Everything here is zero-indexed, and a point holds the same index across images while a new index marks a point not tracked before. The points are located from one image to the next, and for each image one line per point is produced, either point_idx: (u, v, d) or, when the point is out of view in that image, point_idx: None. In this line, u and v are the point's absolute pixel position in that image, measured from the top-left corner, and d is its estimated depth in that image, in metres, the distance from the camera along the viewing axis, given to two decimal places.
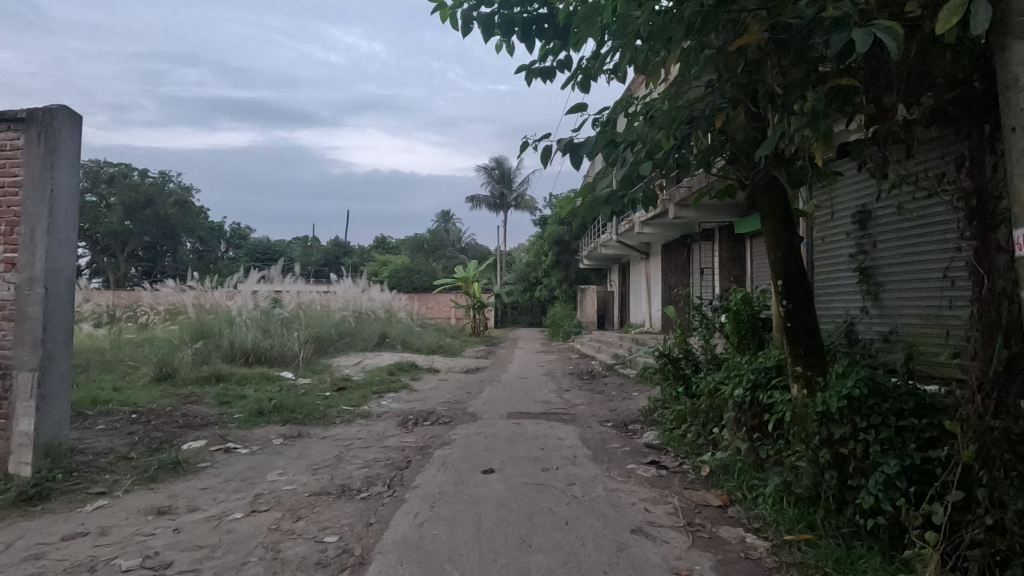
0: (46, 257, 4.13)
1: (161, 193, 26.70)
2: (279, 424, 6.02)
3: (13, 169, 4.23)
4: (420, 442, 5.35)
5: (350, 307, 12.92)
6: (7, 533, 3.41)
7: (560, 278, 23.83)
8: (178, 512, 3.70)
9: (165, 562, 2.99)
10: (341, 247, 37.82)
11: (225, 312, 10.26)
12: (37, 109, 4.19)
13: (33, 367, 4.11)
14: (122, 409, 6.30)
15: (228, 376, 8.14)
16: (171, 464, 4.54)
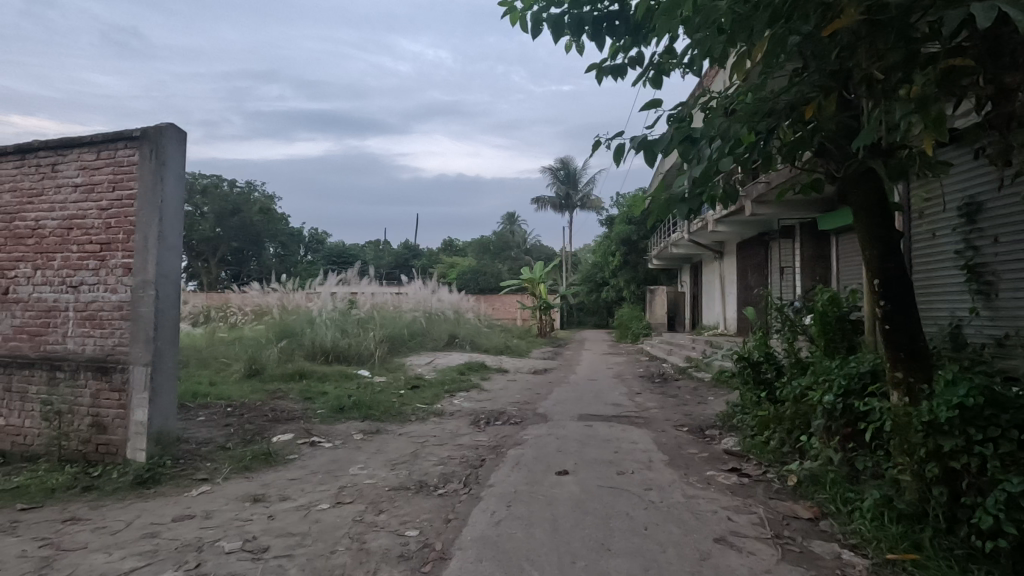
0: (157, 261, 4.53)
1: (247, 202, 28.62)
2: (358, 420, 6.29)
3: (129, 183, 4.67)
4: (493, 441, 5.42)
5: (421, 308, 13.30)
6: (127, 512, 3.76)
7: (628, 279, 23.38)
8: (271, 500, 3.95)
9: (262, 547, 3.20)
10: (410, 250, 38.91)
11: (307, 312, 10.84)
12: (149, 127, 4.60)
13: (146, 362, 4.51)
14: (219, 402, 6.80)
15: (310, 373, 8.60)
16: (264, 455, 4.85)
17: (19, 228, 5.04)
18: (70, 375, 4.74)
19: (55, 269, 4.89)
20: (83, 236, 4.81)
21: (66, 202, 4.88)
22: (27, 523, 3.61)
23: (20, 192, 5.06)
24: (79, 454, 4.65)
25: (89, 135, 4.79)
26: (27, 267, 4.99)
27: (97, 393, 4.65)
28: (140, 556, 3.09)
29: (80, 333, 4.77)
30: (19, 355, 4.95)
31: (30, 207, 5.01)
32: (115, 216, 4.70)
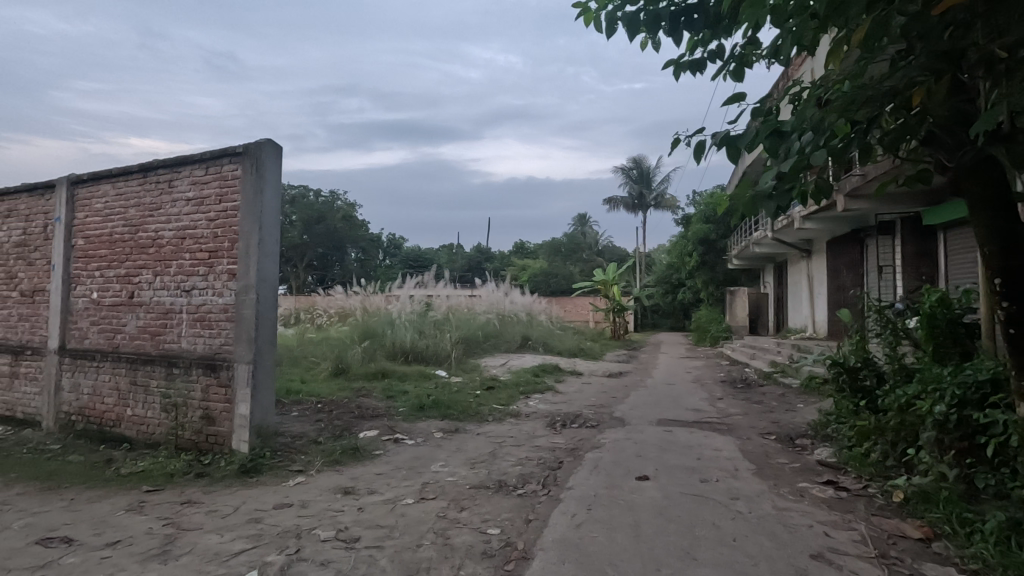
0: (257, 267, 4.90)
1: (331, 210, 30.35)
2: (438, 418, 6.47)
3: (233, 195, 5.09)
4: (570, 444, 5.40)
5: (494, 310, 13.49)
6: (235, 498, 4.09)
7: (705, 279, 22.49)
8: (360, 493, 4.16)
9: (354, 537, 3.37)
10: (482, 253, 39.59)
11: (387, 314, 11.32)
12: (250, 144, 4.99)
13: (249, 360, 4.88)
14: (310, 399, 7.24)
15: (391, 373, 8.97)
16: (352, 450, 5.10)
17: (142, 239, 5.62)
18: (184, 371, 5.22)
19: (172, 275, 5.40)
20: (194, 245, 5.29)
21: (180, 214, 5.39)
22: (152, 503, 4.01)
23: (142, 206, 5.64)
24: (192, 443, 5.11)
25: (199, 153, 5.26)
26: (149, 274, 5.55)
27: (207, 388, 5.09)
28: (247, 539, 3.35)
29: (192, 333, 5.24)
30: (143, 353, 5.51)
31: (151, 220, 5.57)
32: (222, 227, 5.13)
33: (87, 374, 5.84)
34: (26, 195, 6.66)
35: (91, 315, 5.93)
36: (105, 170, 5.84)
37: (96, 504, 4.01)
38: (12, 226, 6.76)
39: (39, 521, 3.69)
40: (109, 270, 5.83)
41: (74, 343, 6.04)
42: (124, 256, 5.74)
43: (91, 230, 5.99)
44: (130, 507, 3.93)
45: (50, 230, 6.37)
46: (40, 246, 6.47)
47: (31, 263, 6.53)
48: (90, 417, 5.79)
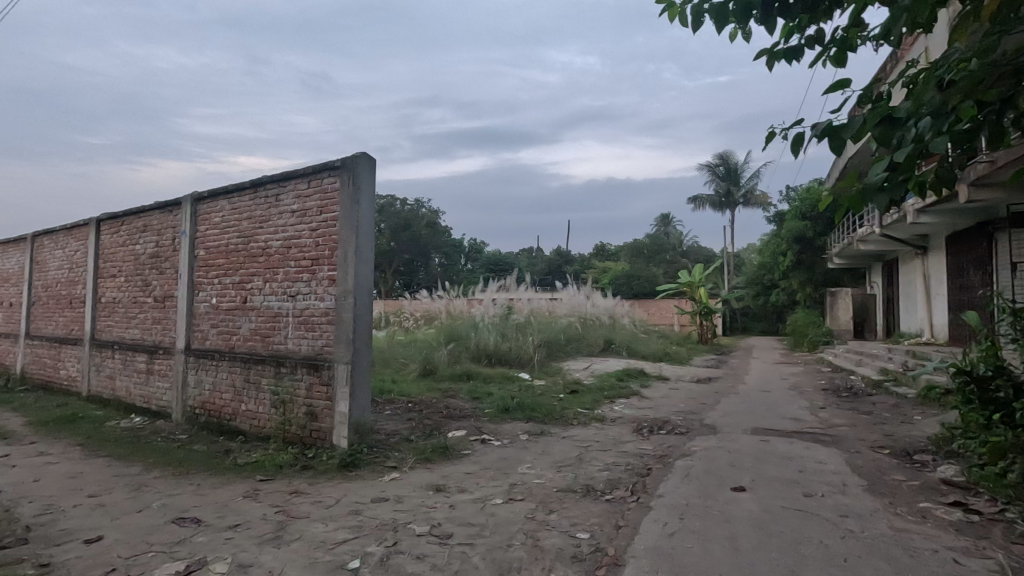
0: (354, 273, 5.20)
1: (416, 217, 31.60)
2: (523, 421, 6.54)
3: (332, 206, 5.44)
4: (659, 450, 5.26)
5: (576, 313, 13.42)
6: (336, 490, 4.36)
7: (802, 280, 21.05)
8: (451, 491, 4.29)
9: (447, 533, 3.48)
10: (562, 256, 39.53)
11: (471, 318, 11.60)
12: (347, 157, 5.31)
13: (347, 361, 5.20)
14: (401, 398, 7.58)
15: (476, 375, 9.18)
16: (442, 448, 5.28)
17: (253, 249, 6.15)
18: (290, 370, 5.63)
19: (279, 281, 5.86)
20: (299, 254, 5.71)
21: (286, 226, 5.83)
22: (265, 491, 4.38)
23: (254, 219, 6.17)
24: (297, 437, 5.51)
25: (301, 168, 5.67)
26: (259, 281, 6.05)
27: (310, 386, 5.46)
28: (349, 529, 3.56)
29: (298, 335, 5.66)
30: (255, 353, 6.02)
31: (261, 231, 6.08)
32: (323, 236, 5.50)
33: (208, 371, 6.46)
34: (158, 213, 7.50)
35: (212, 318, 6.56)
36: (222, 187, 6.45)
37: (219, 490, 4.43)
38: (147, 240, 7.64)
39: (172, 502, 4.12)
40: (226, 277, 6.43)
41: (198, 344, 6.71)
42: (238, 265, 6.30)
43: (211, 242, 6.63)
44: (247, 494, 4.30)
45: (177, 242, 7.13)
46: (170, 257, 7.25)
47: (162, 272, 7.35)
48: (210, 411, 6.40)
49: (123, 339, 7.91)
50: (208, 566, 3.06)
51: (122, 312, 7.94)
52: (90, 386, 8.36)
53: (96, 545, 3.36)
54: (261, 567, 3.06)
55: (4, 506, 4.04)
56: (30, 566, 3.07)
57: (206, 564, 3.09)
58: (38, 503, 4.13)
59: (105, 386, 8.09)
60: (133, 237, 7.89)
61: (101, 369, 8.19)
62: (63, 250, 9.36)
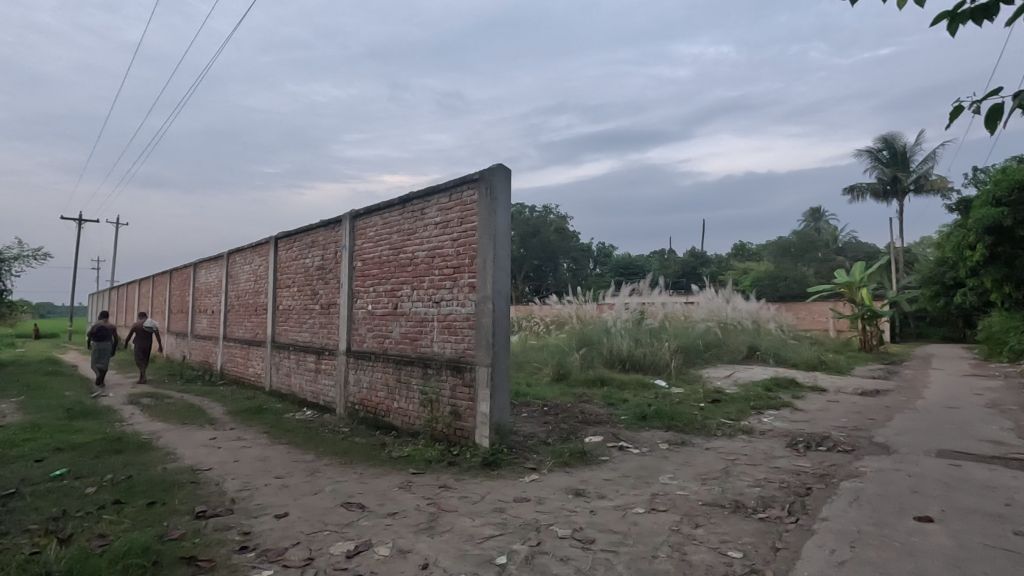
0: (492, 280, 5.42)
1: (544, 223, 32.15)
2: (662, 430, 6.31)
3: (472, 218, 5.74)
4: (819, 469, 4.76)
5: (714, 317, 12.68)
6: (480, 488, 4.57)
7: (998, 277, 17.74)
8: (590, 496, 4.27)
9: (589, 538, 3.47)
10: (696, 257, 37.62)
11: (603, 323, 11.50)
12: (485, 170, 5.56)
13: (488, 363, 5.42)
14: (537, 402, 7.72)
15: (610, 381, 9.05)
16: (580, 453, 5.28)
17: (402, 259, 6.69)
18: (436, 371, 6.02)
19: (425, 289, 6.31)
20: (442, 263, 6.10)
21: (431, 237, 6.27)
22: (417, 484, 4.72)
23: (402, 232, 6.72)
24: (443, 434, 5.86)
25: (443, 183, 6.06)
26: (408, 289, 6.57)
27: (454, 387, 5.80)
28: (494, 526, 3.71)
29: (442, 338, 6.03)
30: (405, 355, 6.53)
31: (409, 243, 6.60)
32: (464, 246, 5.82)
33: (365, 371, 7.13)
34: (323, 230, 8.48)
35: (368, 323, 7.25)
36: (375, 204, 7.12)
37: (378, 479, 4.86)
38: (314, 255, 8.68)
39: (340, 488, 4.61)
40: (379, 286, 7.07)
41: (357, 346, 7.45)
42: (390, 274, 6.90)
43: (366, 254, 7.34)
44: (402, 485, 4.67)
45: (339, 255, 8.00)
46: (333, 269, 8.16)
47: (327, 282, 8.30)
48: (367, 407, 7.05)
49: (296, 341, 9.04)
50: (373, 548, 3.38)
51: (295, 317, 9.09)
52: (271, 381, 9.68)
53: (284, 520, 3.87)
54: (417, 554, 3.31)
55: (215, 480, 4.82)
56: (236, 533, 3.63)
57: (371, 546, 3.41)
58: (238, 480, 4.87)
59: (283, 382, 9.31)
60: (303, 252, 9.00)
61: (280, 367, 9.44)
62: (250, 266, 10.97)
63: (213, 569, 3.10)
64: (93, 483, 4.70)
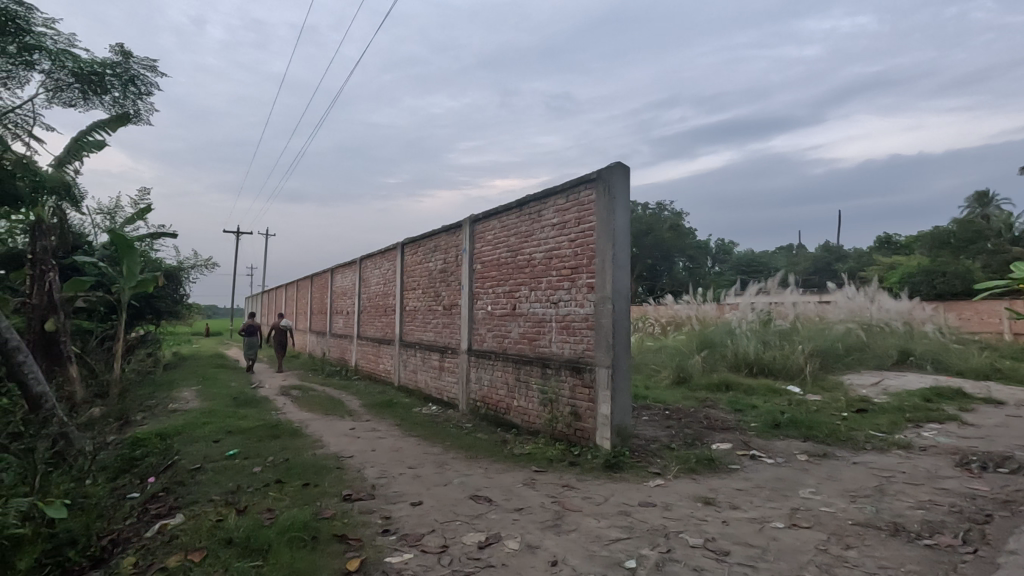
0: (612, 280, 5.36)
1: (658, 221, 31.23)
2: (799, 440, 5.81)
3: (590, 217, 5.71)
4: (1000, 494, 4.10)
5: (856, 318, 11.48)
6: (604, 489, 4.53)
7: None
8: (722, 506, 4.06)
9: (724, 550, 3.30)
10: (832, 252, 34.25)
11: (726, 325, 10.89)
12: (603, 169, 5.51)
13: (608, 365, 5.37)
14: (657, 405, 7.50)
15: (736, 385, 8.53)
16: (707, 460, 5.03)
17: (520, 261, 6.84)
18: (555, 371, 6.07)
19: (543, 289, 6.39)
20: (560, 263, 6.14)
21: (548, 238, 6.34)
22: (540, 482, 4.79)
23: (520, 234, 6.86)
24: (563, 434, 5.88)
25: (561, 184, 6.09)
26: (526, 290, 6.71)
27: (573, 387, 5.81)
28: (621, 529, 3.66)
29: (561, 339, 6.08)
30: (525, 355, 6.66)
31: (527, 245, 6.73)
32: (582, 246, 5.81)
33: (486, 369, 7.39)
34: (444, 235, 8.92)
35: (488, 323, 7.50)
36: (494, 208, 7.34)
37: (502, 475, 5.01)
38: (437, 258, 9.16)
39: (468, 481, 4.82)
40: (499, 288, 7.29)
41: (477, 345, 7.75)
42: (508, 276, 7.08)
43: (486, 257, 7.60)
44: (525, 482, 4.77)
45: (460, 258, 8.37)
46: (454, 272, 8.56)
47: (449, 284, 8.72)
48: (489, 404, 7.28)
49: (422, 340, 9.61)
50: (502, 541, 3.49)
51: (421, 318, 9.66)
52: (400, 377, 10.37)
53: (419, 508, 4.13)
54: (545, 550, 3.36)
55: (357, 467, 5.27)
56: (378, 516, 3.94)
57: (501, 539, 3.52)
58: (377, 467, 5.27)
59: (410, 378, 9.93)
60: (427, 256, 9.55)
61: (407, 364, 10.08)
62: (380, 270, 11.86)
63: (362, 548, 3.39)
64: (259, 463, 5.36)
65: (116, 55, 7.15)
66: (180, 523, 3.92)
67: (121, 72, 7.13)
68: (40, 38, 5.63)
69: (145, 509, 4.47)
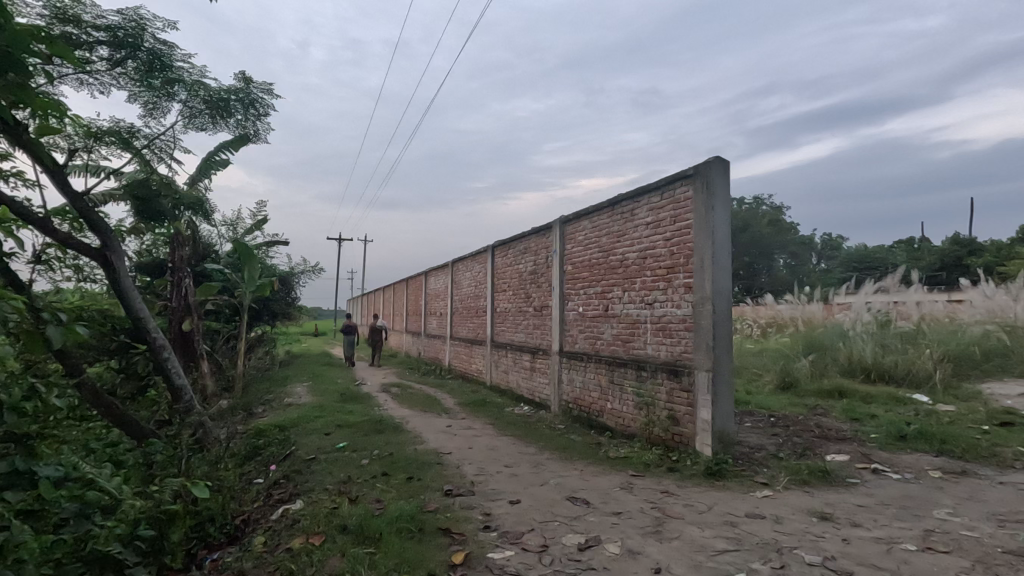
0: (712, 280, 5.13)
1: (755, 217, 29.59)
2: (930, 454, 5.25)
3: (687, 215, 5.51)
4: None
5: (996, 318, 9.78)
6: (706, 497, 4.35)
7: None
8: (841, 523, 3.75)
9: (846, 571, 3.05)
10: (963, 245, 30.50)
11: (837, 326, 10.08)
12: (700, 164, 5.30)
13: (709, 368, 5.14)
14: (761, 411, 7.08)
15: (851, 392, 7.85)
16: (822, 472, 4.68)
17: (613, 261, 6.75)
18: (651, 373, 5.92)
19: (637, 290, 6.26)
20: (655, 263, 5.99)
21: (642, 237, 6.20)
22: (639, 486, 4.69)
23: (612, 234, 6.77)
24: (660, 438, 5.72)
25: (655, 181, 5.93)
26: (619, 290, 6.60)
27: (671, 391, 5.64)
28: (727, 540, 3.50)
29: (656, 341, 5.92)
30: (618, 357, 6.55)
31: (619, 245, 6.62)
32: (678, 245, 5.63)
33: (578, 371, 7.35)
34: (534, 237, 9.00)
35: (579, 324, 7.46)
36: (585, 209, 7.30)
37: (599, 478, 4.96)
38: (527, 260, 9.26)
39: (565, 482, 4.82)
40: (590, 288, 7.23)
41: (568, 347, 7.74)
42: (600, 276, 7.01)
43: (577, 258, 7.57)
44: (623, 486, 4.70)
45: (550, 260, 8.40)
46: (544, 273, 8.61)
47: (540, 285, 8.78)
48: (581, 406, 7.23)
49: (513, 340, 9.75)
50: (603, 545, 3.46)
51: (512, 319, 9.80)
52: (492, 377, 10.57)
53: (517, 506, 4.20)
54: (648, 557, 3.29)
55: (456, 463, 5.46)
56: (479, 513, 4.05)
57: (601, 543, 3.49)
58: (474, 465, 5.42)
59: (502, 378, 10.11)
60: (517, 258, 9.68)
61: (498, 365, 10.28)
62: (471, 272, 12.20)
63: (465, 543, 3.50)
64: (366, 456, 5.70)
65: (239, 81, 7.92)
66: (301, 508, 4.26)
67: (244, 97, 7.82)
68: (179, 72, 6.30)
69: (270, 494, 4.92)
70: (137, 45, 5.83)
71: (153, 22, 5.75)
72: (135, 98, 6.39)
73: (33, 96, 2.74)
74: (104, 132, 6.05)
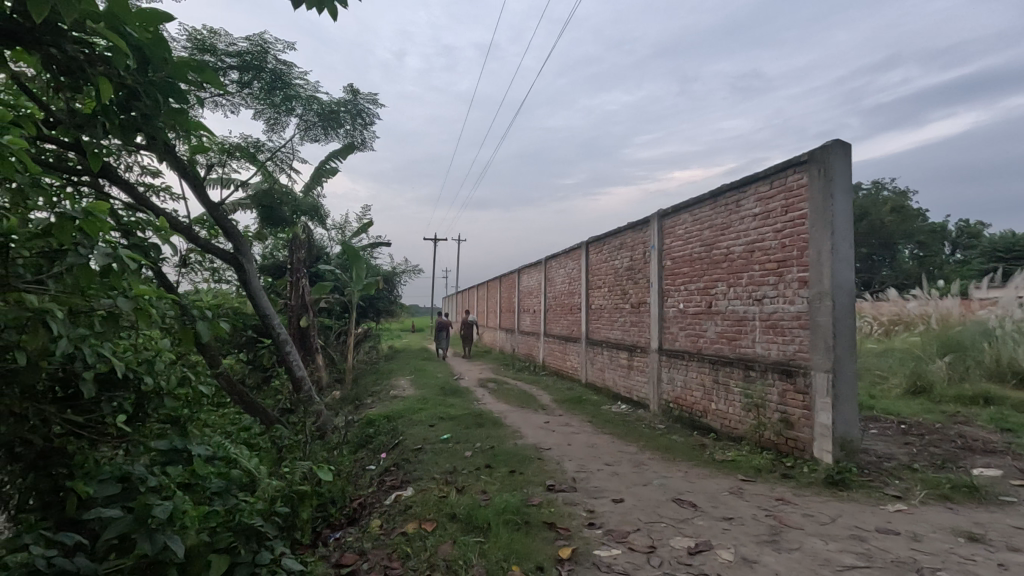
0: (831, 273, 4.75)
1: (874, 204, 26.99)
2: None
3: (801, 204, 5.14)
4: None
5: None
6: (829, 507, 4.04)
7: None
8: (995, 545, 3.32)
9: None
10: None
11: (980, 324, 8.92)
12: (817, 149, 4.93)
13: (828, 369, 4.76)
14: (888, 417, 6.45)
15: (1001, 399, 6.92)
16: (967, 487, 4.18)
17: (716, 255, 6.44)
18: (761, 373, 5.59)
19: (744, 286, 5.93)
20: (764, 256, 5.64)
21: (749, 229, 5.87)
22: (750, 492, 4.45)
23: (716, 227, 6.47)
24: (772, 442, 5.39)
25: (764, 170, 5.58)
26: (724, 286, 6.30)
27: (784, 393, 5.29)
28: (856, 555, 3.23)
29: (766, 339, 5.58)
30: (724, 355, 6.26)
31: (723, 238, 6.31)
32: (790, 236, 5.26)
33: (679, 369, 7.11)
34: (630, 232, 8.83)
35: (680, 322, 7.22)
36: (685, 202, 7.03)
37: (706, 480, 4.77)
38: (623, 256, 9.09)
39: (669, 483, 4.69)
40: (692, 284, 6.96)
41: (668, 345, 7.50)
42: (703, 272, 6.72)
43: (677, 253, 7.32)
44: (732, 491, 4.48)
45: (648, 256, 8.19)
46: (641, 269, 8.42)
47: (637, 281, 8.59)
48: (683, 406, 6.99)
49: (609, 338, 9.62)
50: (715, 550, 3.33)
51: (607, 316, 9.68)
52: (587, 375, 10.49)
53: (621, 505, 4.15)
54: (765, 566, 3.11)
55: (556, 459, 5.48)
56: (582, 509, 4.05)
57: (713, 548, 3.37)
58: (575, 461, 5.42)
59: (597, 376, 10.02)
60: (612, 254, 9.55)
61: (594, 362, 10.20)
62: (565, 269, 12.20)
63: (571, 538, 3.51)
64: (469, 448, 5.90)
65: (347, 92, 8.48)
66: (412, 495, 4.50)
67: (352, 108, 8.39)
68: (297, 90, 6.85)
69: (382, 480, 5.25)
70: (261, 66, 6.44)
71: (275, 45, 6.35)
72: (260, 115, 6.98)
73: (188, 119, 3.09)
74: (234, 148, 6.73)
